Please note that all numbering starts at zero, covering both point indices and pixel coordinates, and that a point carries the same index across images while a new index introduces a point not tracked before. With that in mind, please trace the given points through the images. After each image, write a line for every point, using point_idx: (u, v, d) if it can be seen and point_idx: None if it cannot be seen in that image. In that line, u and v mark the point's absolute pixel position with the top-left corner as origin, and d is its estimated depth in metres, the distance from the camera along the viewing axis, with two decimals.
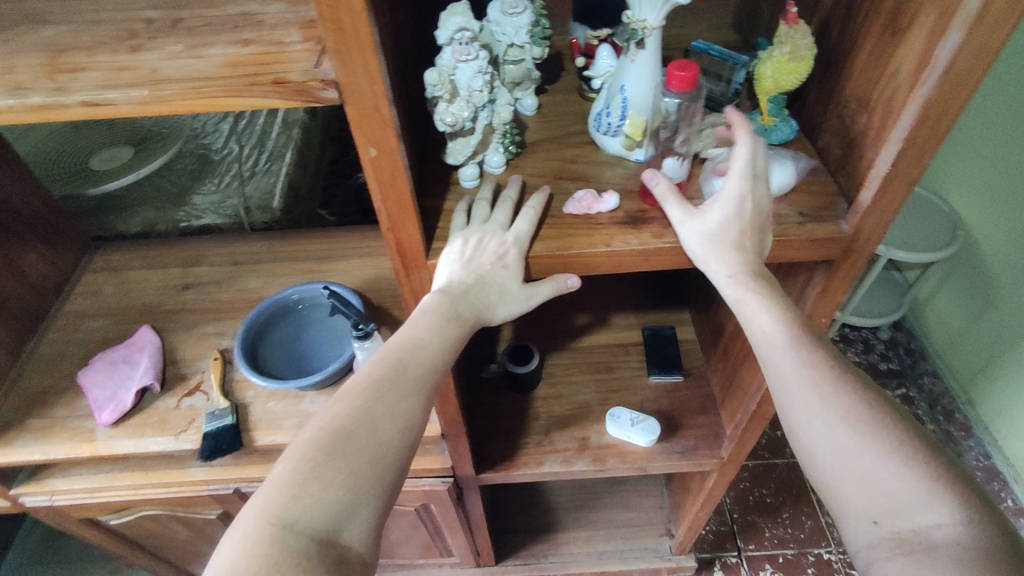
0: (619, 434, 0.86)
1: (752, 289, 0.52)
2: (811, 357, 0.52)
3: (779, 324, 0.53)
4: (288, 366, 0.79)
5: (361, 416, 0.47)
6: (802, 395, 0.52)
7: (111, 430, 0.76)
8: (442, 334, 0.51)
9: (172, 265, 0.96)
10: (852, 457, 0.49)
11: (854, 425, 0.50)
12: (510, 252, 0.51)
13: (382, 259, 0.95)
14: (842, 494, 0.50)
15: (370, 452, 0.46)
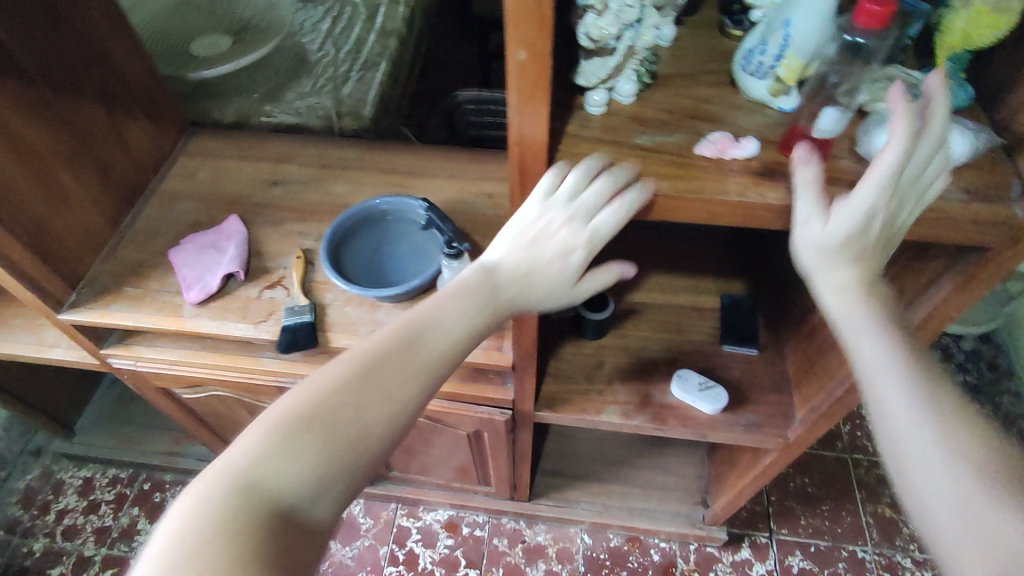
0: (684, 398, 0.84)
1: (862, 311, 0.49)
2: (911, 372, 0.48)
3: (888, 357, 0.48)
4: (369, 275, 0.80)
5: (401, 365, 0.49)
6: (909, 424, 0.46)
7: (197, 309, 0.79)
8: (490, 306, 0.53)
9: (263, 159, 0.96)
10: (948, 482, 0.44)
11: (963, 461, 0.44)
12: (577, 243, 0.50)
13: (468, 183, 0.93)
14: (955, 539, 0.43)
15: (403, 397, 0.49)
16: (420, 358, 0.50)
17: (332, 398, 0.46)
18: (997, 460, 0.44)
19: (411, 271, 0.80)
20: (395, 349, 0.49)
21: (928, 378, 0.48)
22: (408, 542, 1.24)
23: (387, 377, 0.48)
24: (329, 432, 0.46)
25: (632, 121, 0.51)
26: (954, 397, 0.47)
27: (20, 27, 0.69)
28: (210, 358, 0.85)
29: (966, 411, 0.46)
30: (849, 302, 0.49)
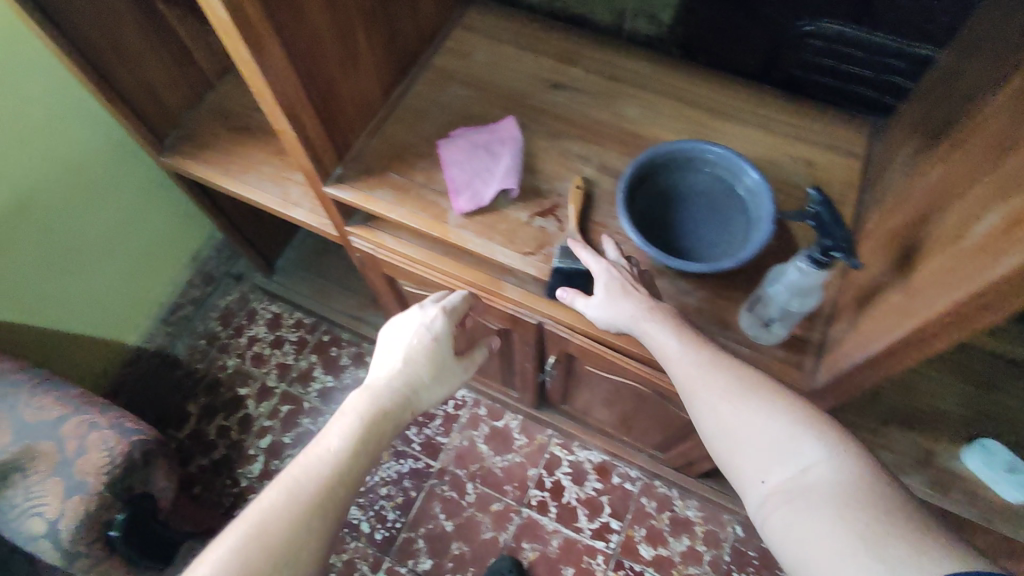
0: (981, 472, 0.67)
1: (656, 324, 0.57)
2: (729, 376, 0.54)
3: (678, 341, 0.56)
4: (660, 236, 0.68)
5: (332, 476, 0.58)
6: (693, 380, 0.55)
7: (463, 220, 0.72)
8: (396, 397, 0.66)
9: (545, 53, 0.84)
10: (769, 462, 0.49)
11: (734, 397, 0.53)
12: (436, 327, 0.70)
13: (785, 140, 0.76)
14: (733, 461, 0.52)
15: (336, 497, 0.57)
16: (344, 465, 0.59)
17: (269, 525, 0.53)
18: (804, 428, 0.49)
19: (707, 244, 0.68)
20: (322, 462, 0.58)
21: (742, 370, 0.54)
22: (556, 472, 1.24)
23: (317, 489, 0.56)
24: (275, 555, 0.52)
25: None
26: (756, 387, 0.52)
27: None
28: (451, 267, 0.79)
29: (771, 398, 0.52)
30: (647, 321, 0.58)
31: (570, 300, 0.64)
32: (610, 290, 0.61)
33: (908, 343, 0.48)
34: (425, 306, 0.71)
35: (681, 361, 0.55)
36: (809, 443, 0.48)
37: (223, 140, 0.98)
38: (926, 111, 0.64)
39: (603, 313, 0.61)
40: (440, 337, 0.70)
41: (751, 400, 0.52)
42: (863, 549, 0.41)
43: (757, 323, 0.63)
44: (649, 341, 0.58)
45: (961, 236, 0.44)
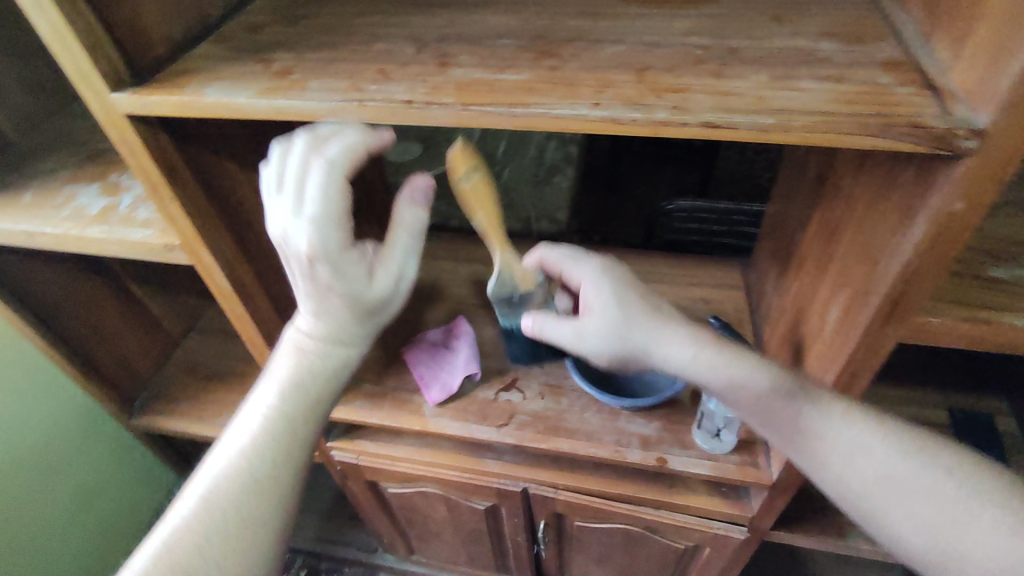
0: None
1: (757, 377, 0.53)
2: (813, 400, 0.52)
3: (841, 415, 0.51)
4: (606, 381, 0.81)
5: (242, 471, 0.56)
6: (863, 444, 0.50)
7: (438, 409, 0.81)
8: (310, 372, 0.58)
9: (474, 261, 1.02)
10: (888, 490, 0.50)
11: (907, 457, 0.50)
12: (338, 218, 0.50)
13: (680, 288, 0.93)
14: (898, 521, 0.49)
15: (258, 490, 0.56)
16: (267, 439, 0.57)
17: (193, 545, 0.52)
18: (923, 457, 0.50)
19: (648, 381, 0.81)
20: (232, 462, 0.56)
21: (819, 394, 0.52)
22: None
23: (233, 487, 0.55)
24: (222, 563, 0.53)
25: (981, 254, 0.52)
26: (845, 412, 0.51)
27: None
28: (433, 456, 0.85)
29: (870, 425, 0.51)
30: (782, 394, 0.52)
31: (543, 330, 0.62)
32: (606, 318, 0.58)
33: None
34: (289, 143, 0.50)
35: (683, 352, 0.55)
36: (1000, 507, 0.47)
37: (193, 390, 1.04)
38: (771, 247, 0.84)
39: (592, 342, 0.59)
40: (350, 237, 0.52)
41: (922, 459, 0.50)
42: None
43: (710, 437, 0.74)
44: (659, 360, 0.56)
45: (824, 329, 0.59)
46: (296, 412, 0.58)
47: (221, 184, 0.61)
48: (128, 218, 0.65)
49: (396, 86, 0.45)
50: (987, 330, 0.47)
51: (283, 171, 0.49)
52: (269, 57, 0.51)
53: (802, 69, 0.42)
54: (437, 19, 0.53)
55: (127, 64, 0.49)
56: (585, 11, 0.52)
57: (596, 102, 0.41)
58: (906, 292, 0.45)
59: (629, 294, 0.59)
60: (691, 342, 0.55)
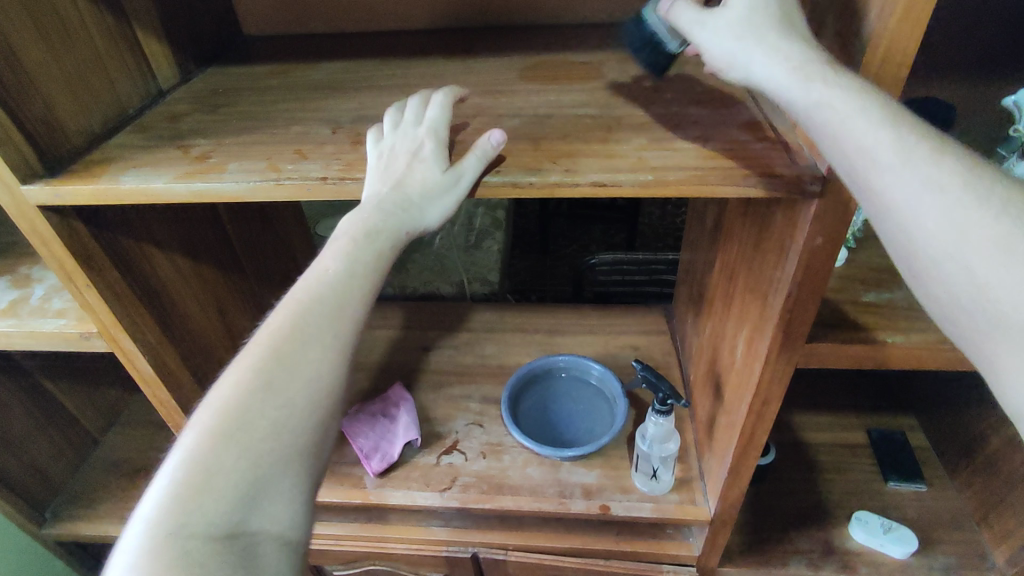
0: (870, 542, 0.81)
1: (834, 86, 0.36)
2: (905, 149, 0.35)
3: (893, 131, 0.35)
4: (545, 434, 0.82)
5: (253, 392, 0.40)
6: (913, 167, 0.34)
7: (379, 479, 0.79)
8: (336, 291, 0.44)
9: (411, 327, 1.03)
10: (955, 261, 0.34)
11: (990, 200, 0.33)
12: (427, 151, 0.47)
13: (610, 336, 0.98)
14: (994, 301, 0.33)
15: (278, 428, 0.39)
16: (318, 308, 0.44)
17: (187, 489, 0.37)
18: (1014, 202, 0.33)
19: (585, 429, 0.83)
20: (234, 390, 0.40)
21: (912, 135, 0.35)
22: None
23: (241, 413, 0.39)
24: (239, 472, 0.38)
25: (856, 282, 0.59)
26: (940, 160, 0.35)
27: (238, 225, 0.78)
28: (378, 530, 0.83)
29: (972, 181, 0.34)
30: (863, 111, 0.35)
31: (671, 13, 0.44)
32: (746, 12, 0.40)
33: (745, 446, 0.62)
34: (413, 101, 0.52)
35: (808, 95, 0.36)
36: None
37: (115, 489, 0.97)
38: (687, 292, 0.90)
39: (717, 45, 0.40)
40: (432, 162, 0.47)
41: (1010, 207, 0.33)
42: None
43: (648, 478, 0.76)
44: (785, 101, 0.38)
45: (735, 361, 0.64)
46: (314, 339, 0.42)
47: (140, 267, 0.61)
48: (41, 309, 0.64)
49: (312, 165, 0.48)
50: (867, 348, 0.52)
51: (416, 111, 0.50)
52: (187, 143, 0.53)
53: (673, 133, 0.48)
54: (351, 102, 0.58)
55: (41, 157, 0.50)
56: (485, 91, 0.58)
57: (498, 169, 0.45)
58: (791, 321, 0.50)
59: (799, 29, 0.40)
60: (802, 65, 0.37)
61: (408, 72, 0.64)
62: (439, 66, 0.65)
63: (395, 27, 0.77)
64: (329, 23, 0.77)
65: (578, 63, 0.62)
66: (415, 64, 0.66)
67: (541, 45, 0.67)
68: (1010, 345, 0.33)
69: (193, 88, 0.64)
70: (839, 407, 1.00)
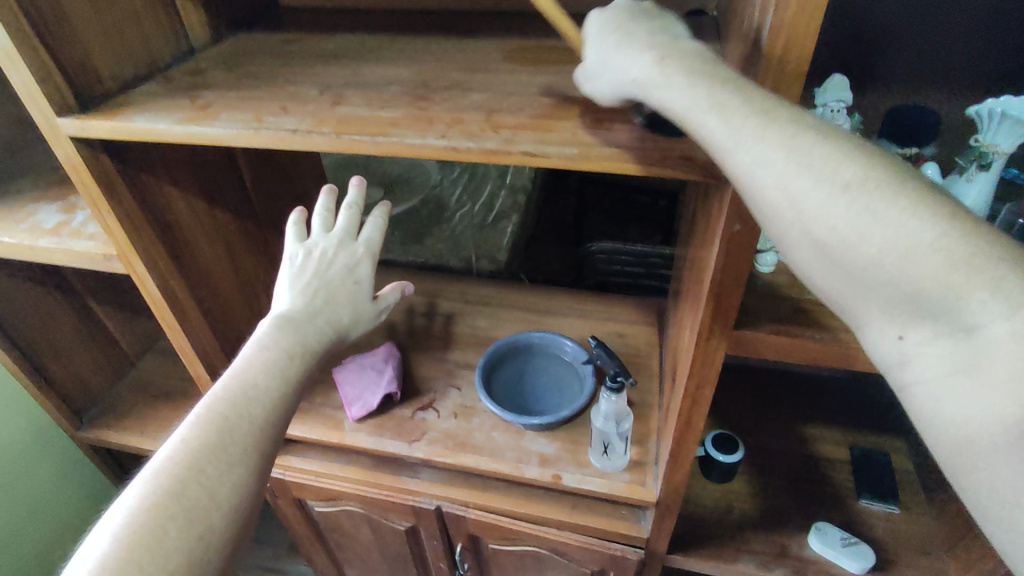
0: (825, 552, 0.80)
1: (723, 107, 0.39)
2: (795, 149, 0.37)
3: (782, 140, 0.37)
4: (515, 404, 0.87)
5: (169, 509, 0.48)
6: (798, 167, 0.37)
7: (357, 424, 0.86)
8: (257, 399, 0.55)
9: (414, 294, 1.10)
10: (848, 249, 0.36)
11: (864, 195, 0.35)
12: (361, 272, 0.65)
13: (598, 322, 1.00)
14: (857, 300, 0.38)
15: (191, 542, 0.48)
16: (269, 365, 0.57)
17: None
18: (891, 192, 0.35)
19: (555, 402, 0.86)
20: (150, 505, 0.48)
21: (801, 132, 0.37)
22: None
23: (160, 527, 0.47)
24: (198, 491, 0.50)
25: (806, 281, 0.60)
26: (833, 157, 0.37)
27: (256, 179, 0.86)
28: (354, 471, 0.90)
29: (866, 172, 0.36)
30: (738, 118, 0.38)
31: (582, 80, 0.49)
32: (600, 40, 0.46)
33: (684, 430, 0.65)
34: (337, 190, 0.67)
35: (678, 96, 0.41)
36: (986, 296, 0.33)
37: (141, 407, 1.09)
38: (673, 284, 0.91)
39: (603, 82, 0.47)
40: (361, 285, 0.66)
41: (892, 197, 0.35)
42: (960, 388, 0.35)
43: (601, 454, 0.78)
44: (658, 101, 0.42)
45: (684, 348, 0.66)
46: (232, 458, 0.52)
47: (158, 203, 0.69)
48: (78, 232, 0.73)
49: (291, 118, 0.54)
50: (794, 342, 0.53)
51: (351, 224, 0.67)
52: (197, 94, 0.60)
53: (616, 116, 0.51)
54: (347, 70, 0.64)
55: (76, 95, 0.58)
56: (466, 69, 0.62)
57: (443, 133, 0.49)
58: (717, 305, 0.52)
59: (665, 34, 0.44)
60: (664, 63, 0.42)
61: (409, 47, 0.69)
62: (438, 44, 0.70)
63: (416, 8, 0.83)
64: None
65: (562, 49, 0.65)
66: (417, 42, 0.71)
67: (537, 32, 0.71)
68: (914, 333, 0.36)
69: (220, 49, 0.72)
70: (827, 420, 0.99)
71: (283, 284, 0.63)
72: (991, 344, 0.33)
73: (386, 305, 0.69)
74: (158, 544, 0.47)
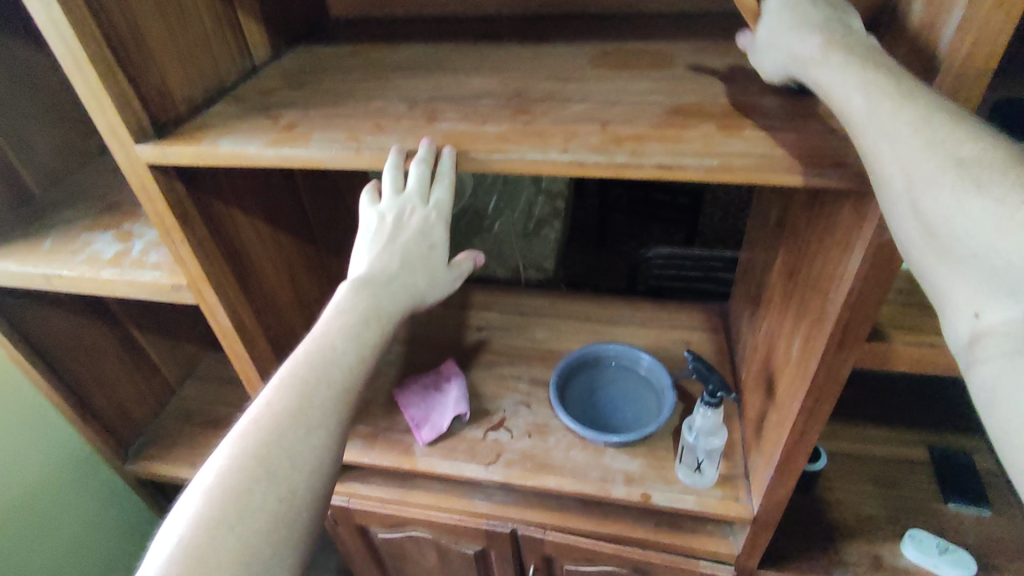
0: (923, 561, 0.77)
1: (863, 72, 0.38)
2: (924, 121, 0.35)
3: (905, 105, 0.36)
4: (591, 420, 0.84)
5: (255, 472, 0.44)
6: (914, 131, 0.35)
7: (428, 448, 0.83)
8: (341, 363, 0.50)
9: (465, 307, 1.06)
10: (948, 220, 0.33)
11: (981, 168, 0.33)
12: (435, 236, 0.54)
13: (662, 329, 0.97)
14: (940, 276, 0.35)
15: (280, 504, 0.44)
16: (344, 341, 0.50)
17: (200, 561, 0.40)
18: (1006, 168, 0.33)
19: (632, 417, 0.83)
20: (238, 467, 0.44)
21: (934, 110, 0.36)
22: None
23: (246, 489, 0.43)
24: (266, 485, 0.44)
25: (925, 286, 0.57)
26: (957, 131, 0.34)
27: (313, 197, 0.83)
28: (423, 497, 0.86)
29: (989, 150, 0.34)
30: (855, 82, 0.38)
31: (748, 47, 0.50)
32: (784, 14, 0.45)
33: (794, 445, 0.62)
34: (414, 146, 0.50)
35: (837, 72, 0.40)
36: None
37: (187, 437, 1.05)
38: (744, 290, 0.89)
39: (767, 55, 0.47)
40: (437, 250, 0.55)
41: (1004, 175, 0.32)
42: None
43: (691, 471, 0.76)
44: (818, 83, 0.42)
45: (790, 360, 0.63)
46: (315, 420, 0.47)
47: (226, 228, 0.66)
48: (140, 261, 0.70)
49: (390, 137, 0.51)
50: (932, 352, 0.51)
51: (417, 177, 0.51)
52: (277, 114, 0.57)
53: (742, 123, 0.48)
54: (428, 82, 0.60)
55: (152, 121, 0.55)
56: (556, 76, 0.59)
57: (564, 148, 0.47)
58: (851, 318, 0.50)
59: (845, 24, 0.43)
60: (829, 46, 0.41)
61: (484, 56, 0.66)
62: (514, 50, 0.67)
63: (475, 15, 0.79)
64: (413, 7, 0.80)
65: (650, 52, 0.62)
66: (490, 48, 0.68)
67: (615, 34, 0.68)
68: (995, 313, 0.32)
69: (283, 65, 0.68)
70: (901, 422, 0.96)
71: (364, 238, 0.55)
72: None
73: (460, 271, 0.59)
74: (224, 547, 0.41)
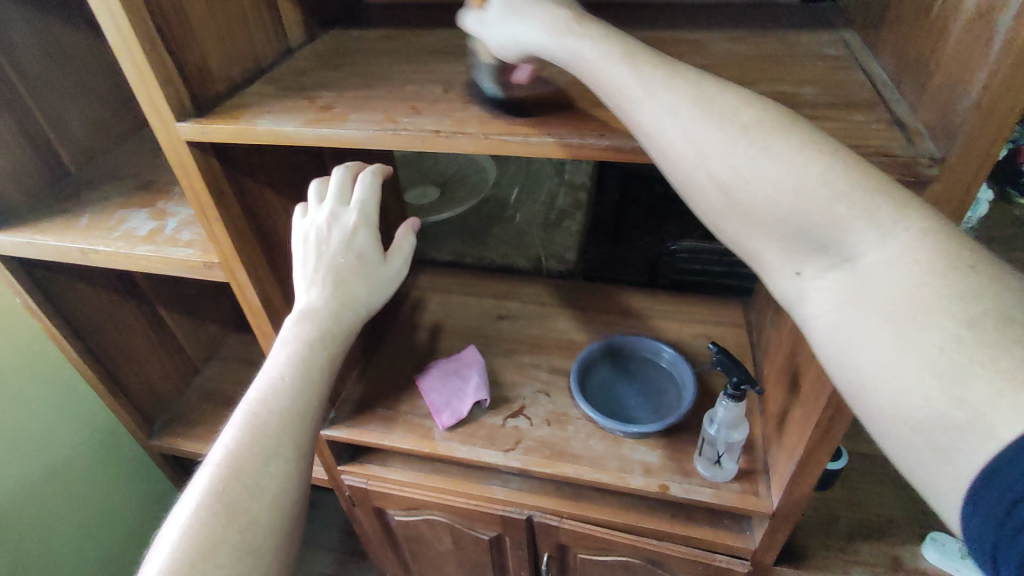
0: (943, 564, 0.76)
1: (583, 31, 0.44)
2: (695, 93, 0.40)
3: (663, 85, 0.41)
4: (611, 410, 0.84)
5: (251, 454, 0.51)
6: (680, 106, 0.40)
7: (447, 432, 0.83)
8: (317, 360, 0.56)
9: (488, 296, 1.07)
10: (744, 188, 0.39)
11: (747, 136, 0.38)
12: (366, 244, 0.60)
13: (684, 324, 0.97)
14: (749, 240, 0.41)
15: (274, 480, 0.51)
16: (315, 345, 0.56)
17: (204, 551, 0.46)
18: (772, 128, 0.38)
19: (653, 409, 0.84)
20: (237, 449, 0.51)
21: (706, 85, 0.41)
22: None
23: (242, 470, 0.50)
24: (257, 470, 0.51)
25: None
26: (727, 100, 0.40)
27: None
28: (441, 481, 0.87)
29: (760, 114, 0.39)
30: (635, 65, 0.41)
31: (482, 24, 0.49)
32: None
33: (817, 439, 0.62)
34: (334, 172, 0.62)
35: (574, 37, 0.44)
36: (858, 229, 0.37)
37: (209, 414, 1.07)
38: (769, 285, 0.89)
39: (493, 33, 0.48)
40: (369, 256, 0.60)
41: (775, 137, 0.38)
42: (870, 333, 0.36)
43: (711, 464, 0.76)
44: (569, 55, 0.44)
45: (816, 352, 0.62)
46: (302, 410, 0.54)
47: (258, 208, 0.67)
48: (173, 239, 0.71)
49: (427, 119, 0.51)
50: None
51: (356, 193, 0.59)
52: (314, 94, 0.58)
53: None
54: (464, 66, 0.61)
55: (192, 100, 0.56)
56: None
57: (602, 133, 0.47)
58: None
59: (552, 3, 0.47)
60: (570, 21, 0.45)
61: None
62: None
63: None
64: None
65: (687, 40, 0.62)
66: None
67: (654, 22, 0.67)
68: (809, 268, 0.39)
69: (318, 47, 0.69)
70: None
71: (298, 250, 0.60)
72: (875, 271, 0.37)
73: (403, 255, 0.64)
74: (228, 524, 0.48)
